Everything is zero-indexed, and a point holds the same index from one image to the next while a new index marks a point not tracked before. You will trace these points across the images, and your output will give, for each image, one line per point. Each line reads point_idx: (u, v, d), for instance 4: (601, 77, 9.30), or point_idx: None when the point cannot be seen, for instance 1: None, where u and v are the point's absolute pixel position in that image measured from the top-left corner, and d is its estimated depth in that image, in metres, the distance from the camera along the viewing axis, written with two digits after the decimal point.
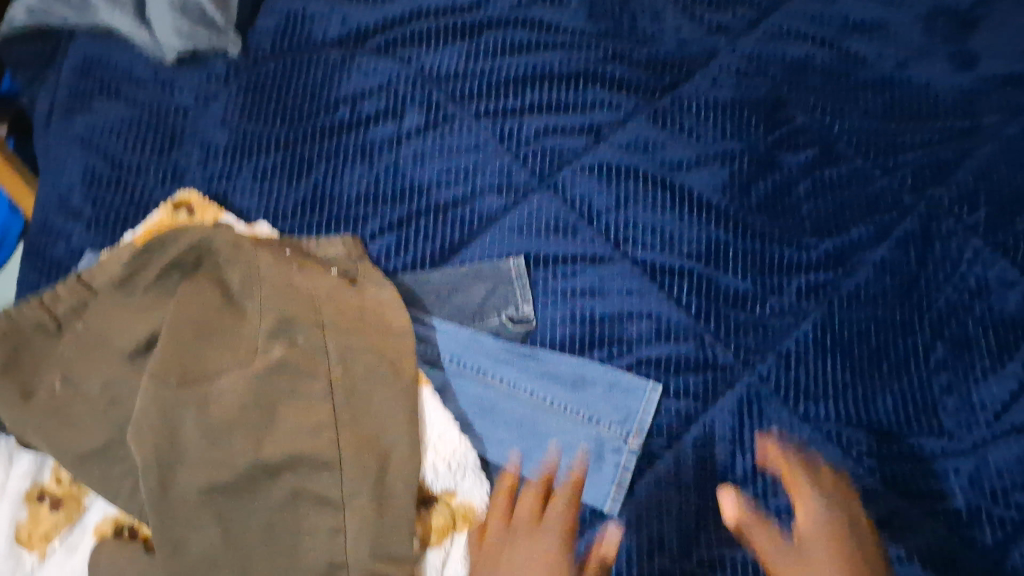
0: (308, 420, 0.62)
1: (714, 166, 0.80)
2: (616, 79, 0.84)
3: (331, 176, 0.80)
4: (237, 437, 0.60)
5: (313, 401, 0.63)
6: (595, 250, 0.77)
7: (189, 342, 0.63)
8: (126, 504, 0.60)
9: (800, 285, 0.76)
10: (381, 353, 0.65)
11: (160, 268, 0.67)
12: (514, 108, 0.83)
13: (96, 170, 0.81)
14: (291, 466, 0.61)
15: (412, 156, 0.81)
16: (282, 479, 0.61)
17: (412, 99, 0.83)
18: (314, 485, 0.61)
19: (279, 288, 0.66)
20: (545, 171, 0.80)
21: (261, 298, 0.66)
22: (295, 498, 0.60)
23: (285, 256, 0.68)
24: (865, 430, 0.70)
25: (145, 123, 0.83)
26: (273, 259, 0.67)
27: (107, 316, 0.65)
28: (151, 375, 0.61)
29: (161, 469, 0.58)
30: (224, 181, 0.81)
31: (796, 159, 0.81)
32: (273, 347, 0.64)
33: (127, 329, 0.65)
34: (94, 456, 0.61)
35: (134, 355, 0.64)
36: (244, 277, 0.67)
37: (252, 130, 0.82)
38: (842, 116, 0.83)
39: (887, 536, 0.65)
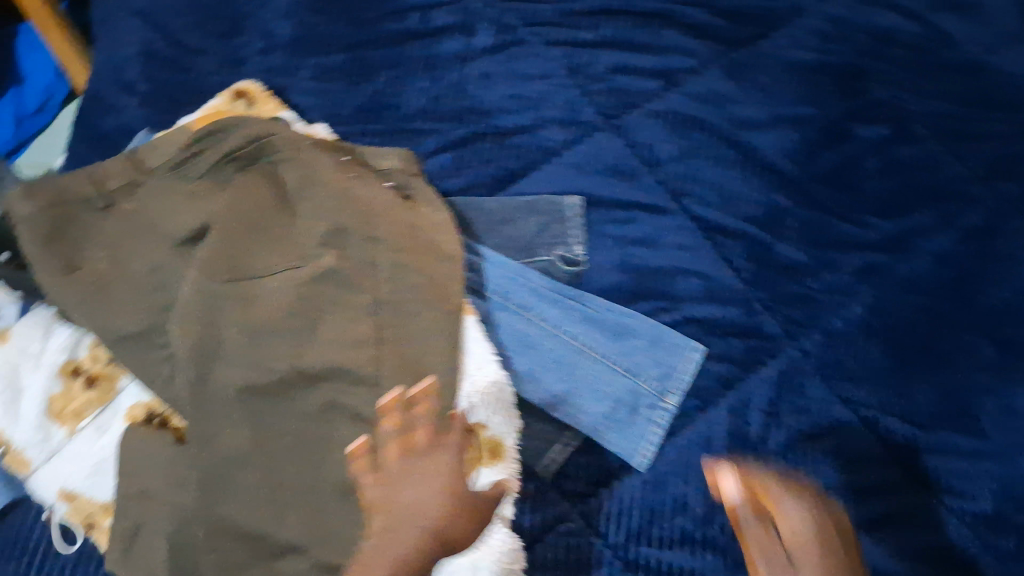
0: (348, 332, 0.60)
1: (784, 130, 0.78)
2: (696, 26, 0.82)
3: (393, 85, 0.78)
4: (278, 342, 0.59)
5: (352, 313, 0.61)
6: (652, 200, 0.76)
7: (239, 237, 0.62)
8: (159, 393, 0.60)
9: (855, 264, 0.74)
10: (430, 278, 0.63)
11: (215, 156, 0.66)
12: (587, 40, 0.80)
13: (155, 47, 0.79)
14: (328, 377, 0.59)
15: (477, 77, 0.78)
16: (318, 390, 0.59)
17: (484, 16, 0.80)
18: (349, 400, 0.59)
19: (337, 196, 0.64)
20: (612, 110, 0.78)
21: (316, 203, 0.64)
22: (328, 410, 0.59)
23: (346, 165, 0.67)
24: (900, 419, 0.69)
25: (207, 4, 0.81)
26: (335, 167, 0.66)
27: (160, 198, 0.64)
28: (199, 263, 0.60)
29: (200, 360, 0.58)
30: (283, 75, 0.78)
31: (867, 132, 0.78)
32: (324, 254, 0.62)
33: (178, 215, 0.63)
34: (133, 340, 0.60)
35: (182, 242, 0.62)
36: (300, 176, 0.65)
37: (317, 26, 0.80)
38: (919, 94, 0.80)
39: (909, 528, 0.65)
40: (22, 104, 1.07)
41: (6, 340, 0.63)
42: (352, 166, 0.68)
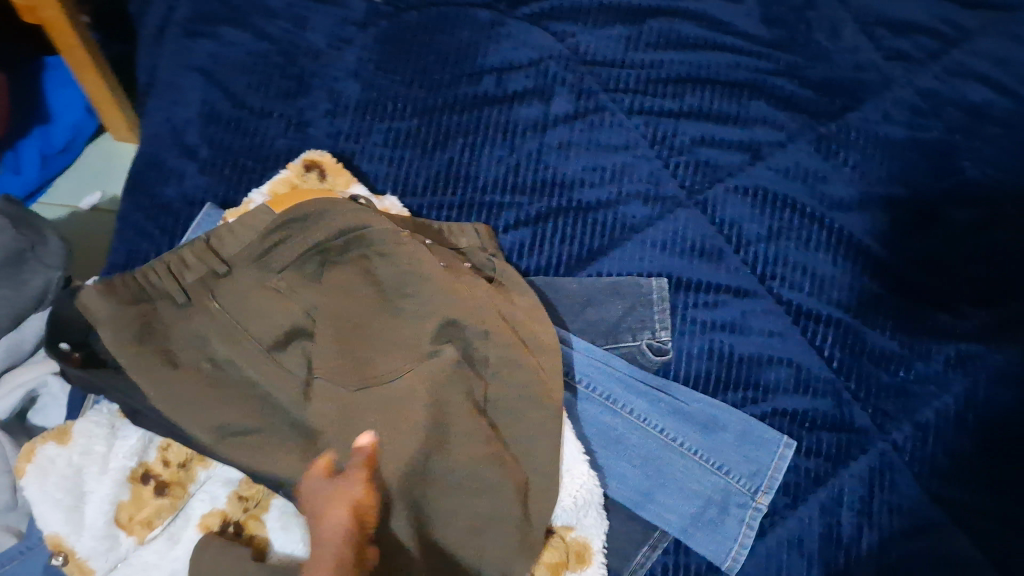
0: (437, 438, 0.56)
1: (875, 211, 0.75)
2: (783, 96, 0.78)
3: (468, 154, 0.74)
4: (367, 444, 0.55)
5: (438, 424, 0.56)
6: (739, 283, 0.72)
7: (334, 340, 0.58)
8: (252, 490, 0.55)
9: (949, 354, 0.69)
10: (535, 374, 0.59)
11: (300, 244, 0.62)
12: (670, 109, 0.77)
13: (217, 106, 0.75)
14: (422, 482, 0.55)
15: (556, 146, 0.75)
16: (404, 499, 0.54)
17: (563, 81, 0.77)
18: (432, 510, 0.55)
19: (437, 286, 0.61)
20: (696, 185, 0.75)
21: (418, 301, 0.61)
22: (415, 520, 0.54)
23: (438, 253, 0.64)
24: (1001, 520, 0.63)
25: (272, 61, 0.77)
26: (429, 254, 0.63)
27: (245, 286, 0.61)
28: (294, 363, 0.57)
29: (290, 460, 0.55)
30: (353, 140, 0.75)
31: (962, 214, 0.74)
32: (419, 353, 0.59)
33: (266, 309, 0.60)
34: (216, 439, 0.56)
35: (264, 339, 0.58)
36: (397, 271, 0.62)
37: (388, 88, 0.76)
38: (1015, 173, 0.76)
39: None
40: (50, 142, 1.00)
41: (69, 441, 0.59)
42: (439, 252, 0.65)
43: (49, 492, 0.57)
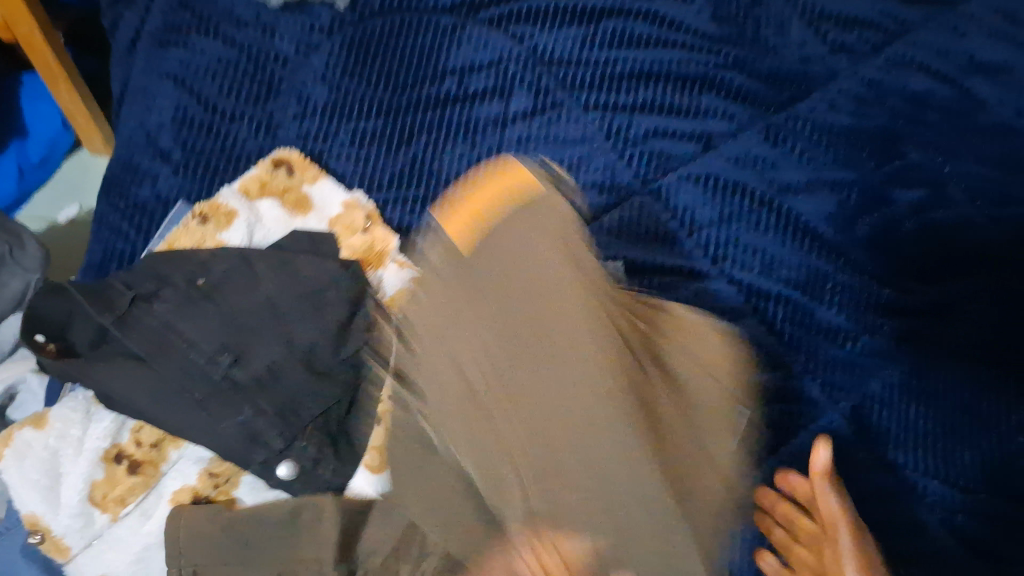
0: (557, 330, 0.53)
1: (823, 193, 0.78)
2: (734, 89, 0.81)
3: (431, 150, 0.77)
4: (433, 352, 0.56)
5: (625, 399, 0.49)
6: (692, 265, 0.75)
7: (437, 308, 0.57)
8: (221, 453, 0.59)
9: (895, 328, 0.73)
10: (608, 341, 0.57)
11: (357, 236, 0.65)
12: (625, 104, 0.80)
13: (189, 111, 0.78)
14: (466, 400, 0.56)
15: (516, 142, 0.78)
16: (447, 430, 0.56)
17: (521, 79, 0.80)
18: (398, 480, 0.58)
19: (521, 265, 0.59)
20: (649, 175, 0.78)
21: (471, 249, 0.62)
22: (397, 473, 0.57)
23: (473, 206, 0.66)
24: (942, 482, 0.67)
25: (242, 67, 0.80)
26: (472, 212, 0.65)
27: (224, 276, 0.63)
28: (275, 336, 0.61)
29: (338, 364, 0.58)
30: (319, 140, 0.78)
31: (904, 197, 0.78)
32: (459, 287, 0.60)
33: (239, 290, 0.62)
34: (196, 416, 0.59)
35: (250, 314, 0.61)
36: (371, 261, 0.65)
37: (355, 91, 0.79)
38: (955, 158, 0.80)
39: None
40: (27, 156, 1.02)
41: (44, 426, 0.60)
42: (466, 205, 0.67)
43: (25, 471, 0.58)
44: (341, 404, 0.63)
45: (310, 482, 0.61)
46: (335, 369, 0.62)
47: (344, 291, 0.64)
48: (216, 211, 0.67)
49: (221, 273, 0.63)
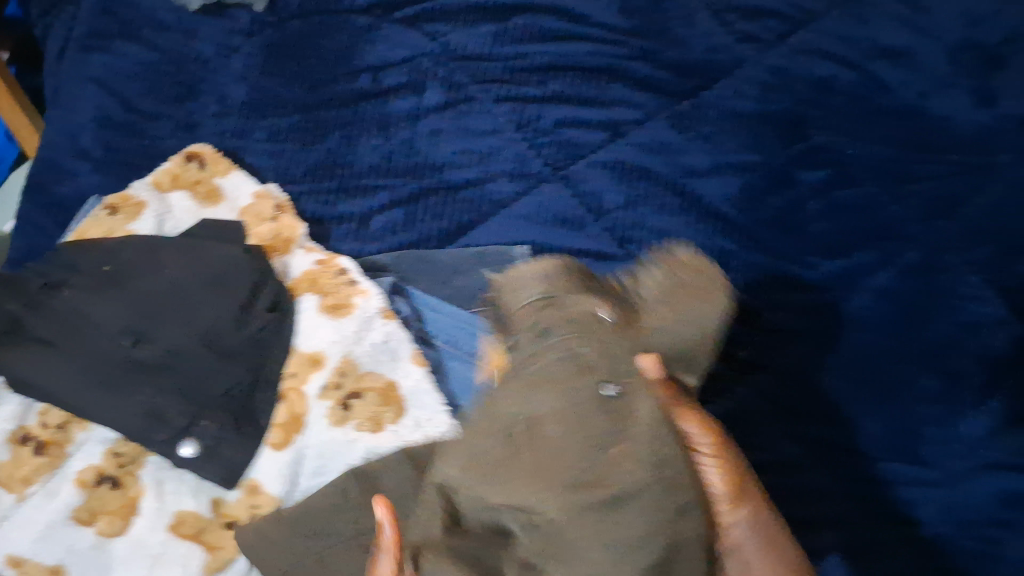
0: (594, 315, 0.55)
1: (727, 176, 0.80)
2: (641, 79, 0.85)
3: (346, 143, 0.80)
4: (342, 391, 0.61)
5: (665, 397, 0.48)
6: (601, 247, 0.76)
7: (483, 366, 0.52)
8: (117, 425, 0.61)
9: (800, 302, 0.75)
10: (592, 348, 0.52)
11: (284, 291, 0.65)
12: (535, 95, 0.82)
13: (110, 112, 0.81)
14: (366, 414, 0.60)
15: (428, 133, 0.80)
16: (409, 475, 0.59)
17: (434, 74, 0.82)
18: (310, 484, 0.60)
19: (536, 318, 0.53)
20: (559, 161, 0.80)
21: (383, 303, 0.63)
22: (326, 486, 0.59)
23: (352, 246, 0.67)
24: (846, 451, 0.68)
25: (163, 69, 0.83)
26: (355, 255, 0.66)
27: (129, 262, 0.66)
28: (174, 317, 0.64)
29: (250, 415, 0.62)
30: (237, 138, 0.80)
31: (809, 176, 0.81)
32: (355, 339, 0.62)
33: (145, 276, 0.65)
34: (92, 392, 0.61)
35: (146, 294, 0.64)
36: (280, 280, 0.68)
37: (273, 89, 0.82)
38: (858, 139, 0.83)
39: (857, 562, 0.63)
40: None
41: None
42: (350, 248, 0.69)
43: None
44: (244, 386, 0.64)
45: (213, 460, 0.61)
46: (235, 350, 0.65)
47: (245, 276, 0.67)
48: (126, 203, 0.71)
49: (126, 257, 0.66)
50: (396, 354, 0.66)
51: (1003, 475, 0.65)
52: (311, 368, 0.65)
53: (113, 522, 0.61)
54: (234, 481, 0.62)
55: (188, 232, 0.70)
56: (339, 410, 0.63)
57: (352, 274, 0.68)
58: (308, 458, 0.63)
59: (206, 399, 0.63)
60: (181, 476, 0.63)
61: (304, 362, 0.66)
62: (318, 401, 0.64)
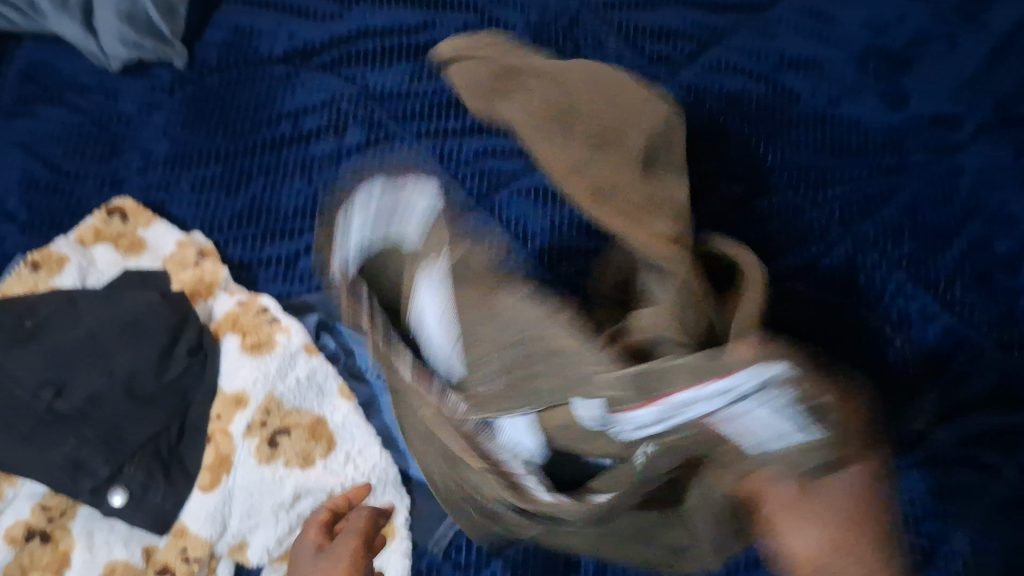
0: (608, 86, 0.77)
1: None
2: None
3: (270, 189, 0.81)
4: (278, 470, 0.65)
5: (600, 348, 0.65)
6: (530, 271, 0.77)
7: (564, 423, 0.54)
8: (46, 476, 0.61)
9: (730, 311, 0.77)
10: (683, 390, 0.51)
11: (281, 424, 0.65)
12: (455, 128, 0.83)
13: (35, 174, 0.81)
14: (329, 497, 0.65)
15: (351, 172, 0.81)
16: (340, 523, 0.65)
17: (355, 117, 0.84)
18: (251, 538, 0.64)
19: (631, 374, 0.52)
20: (483, 191, 0.81)
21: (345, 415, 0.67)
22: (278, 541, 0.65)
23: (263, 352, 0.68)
24: None
25: (86, 130, 0.84)
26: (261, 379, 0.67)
27: (49, 316, 0.66)
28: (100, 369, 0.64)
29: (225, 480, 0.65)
30: (162, 190, 0.82)
31: (728, 189, 0.83)
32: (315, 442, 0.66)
33: (67, 330, 0.65)
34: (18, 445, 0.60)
35: (69, 347, 0.64)
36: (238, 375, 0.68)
37: (193, 141, 0.83)
38: (774, 146, 0.85)
39: None
40: None
41: None
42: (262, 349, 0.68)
43: None
44: (171, 432, 0.66)
45: (141, 508, 0.62)
46: (157, 397, 0.66)
47: (164, 322, 0.67)
48: (48, 259, 0.71)
49: (45, 314, 0.66)
50: (319, 387, 0.68)
51: (927, 473, 0.69)
52: (235, 408, 0.67)
53: None
54: (165, 525, 0.63)
55: (112, 282, 0.71)
56: (265, 448, 0.65)
57: (272, 312, 0.70)
58: (237, 498, 0.64)
59: (131, 448, 0.63)
60: (111, 526, 0.63)
61: (227, 403, 0.67)
62: (243, 441, 0.65)
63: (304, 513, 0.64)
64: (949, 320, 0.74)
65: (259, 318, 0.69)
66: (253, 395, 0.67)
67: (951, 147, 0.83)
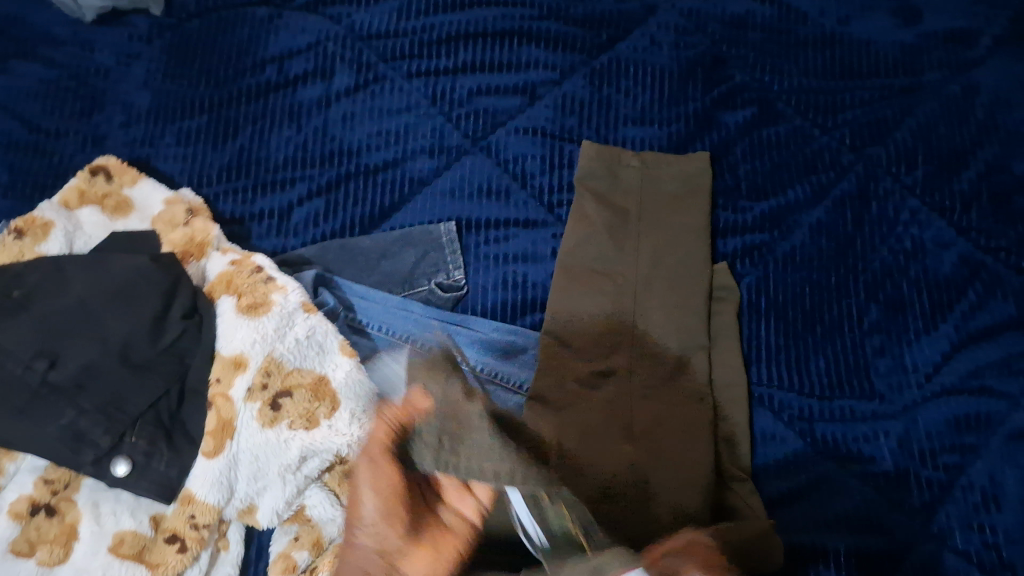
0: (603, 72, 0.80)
1: (652, 128, 0.79)
2: (552, 36, 0.82)
3: (258, 139, 0.79)
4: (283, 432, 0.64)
5: (594, 337, 0.68)
6: (529, 214, 0.75)
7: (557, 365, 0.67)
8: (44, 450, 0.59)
9: (737, 245, 0.75)
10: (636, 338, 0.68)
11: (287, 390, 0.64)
12: (447, 66, 0.80)
13: (14, 135, 0.78)
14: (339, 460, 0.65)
15: (341, 118, 0.79)
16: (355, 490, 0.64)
17: (342, 58, 0.81)
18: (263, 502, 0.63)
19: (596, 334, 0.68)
20: (478, 132, 0.78)
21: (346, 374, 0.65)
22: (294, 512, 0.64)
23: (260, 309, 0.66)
24: (797, 394, 0.69)
25: (64, 84, 0.81)
26: (260, 339, 0.65)
27: (37, 284, 0.64)
28: (95, 338, 0.63)
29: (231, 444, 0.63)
30: (147, 145, 0.79)
31: (734, 117, 0.79)
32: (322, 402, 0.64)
33: (55, 299, 0.63)
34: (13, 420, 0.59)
35: (60, 317, 0.62)
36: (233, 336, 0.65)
37: (176, 92, 0.81)
38: (782, 74, 0.81)
39: (825, 492, 0.64)
40: None
41: None
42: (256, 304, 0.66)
43: None
44: (171, 397, 0.65)
45: (146, 476, 0.61)
46: (154, 362, 0.64)
47: (157, 286, 0.65)
48: (32, 225, 0.68)
49: (34, 282, 0.64)
50: (319, 346, 0.66)
51: (955, 401, 0.66)
52: (235, 371, 0.64)
53: (53, 550, 0.59)
54: (171, 493, 0.62)
55: (101, 246, 0.69)
56: (269, 411, 0.64)
57: (268, 271, 0.68)
58: (243, 461, 0.63)
59: (130, 417, 0.62)
60: (116, 496, 0.62)
61: (227, 366, 0.64)
62: (245, 404, 0.64)
63: (311, 473, 0.64)
64: (965, 247, 0.72)
65: (255, 277, 0.67)
66: (252, 357, 0.64)
67: (966, 64, 0.80)
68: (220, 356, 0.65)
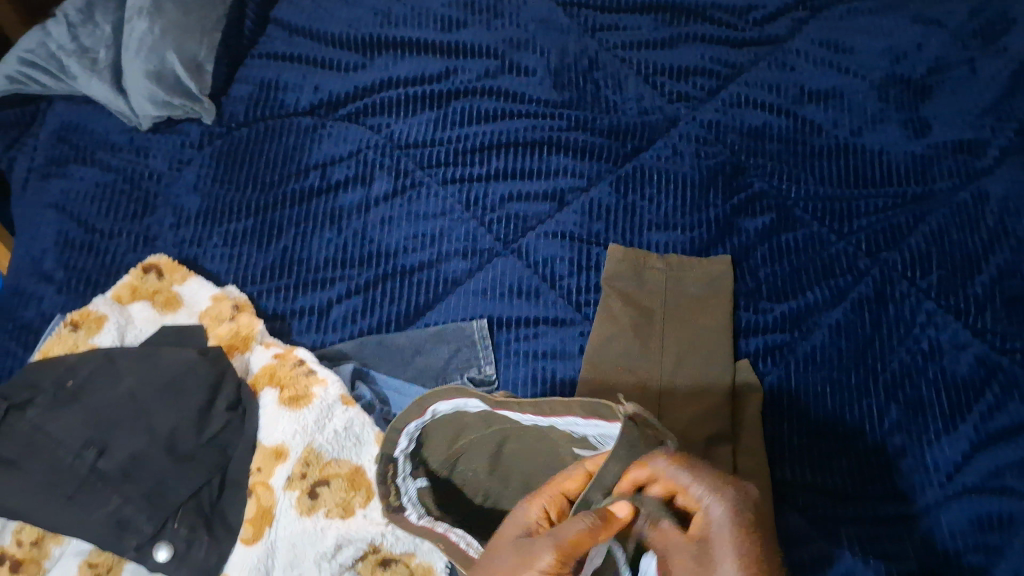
0: (628, 178, 0.84)
1: (676, 233, 0.82)
2: (579, 147, 0.86)
3: (301, 241, 0.83)
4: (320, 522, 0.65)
5: None
6: (557, 313, 0.79)
7: None
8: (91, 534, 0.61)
9: (760, 344, 0.77)
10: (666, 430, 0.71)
11: (326, 479, 0.67)
12: (480, 174, 0.85)
13: (71, 235, 0.83)
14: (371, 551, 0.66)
15: (380, 221, 0.83)
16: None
17: (381, 166, 0.86)
18: None
19: None
20: (509, 236, 0.82)
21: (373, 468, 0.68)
22: None
23: (301, 399, 0.70)
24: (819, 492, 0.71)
25: (119, 188, 0.86)
26: (302, 431, 0.68)
27: (92, 376, 0.67)
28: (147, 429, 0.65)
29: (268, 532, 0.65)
30: (194, 245, 0.83)
31: (753, 224, 0.83)
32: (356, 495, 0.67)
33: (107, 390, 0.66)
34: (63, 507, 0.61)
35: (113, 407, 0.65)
36: (273, 431, 0.69)
37: (224, 196, 0.86)
38: (799, 182, 0.85)
39: None
40: None
41: None
42: (295, 391, 0.70)
43: None
44: (212, 488, 0.67)
45: (186, 563, 0.63)
46: (198, 453, 0.67)
47: (204, 379, 0.69)
48: (87, 318, 0.73)
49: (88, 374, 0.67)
50: (357, 438, 0.69)
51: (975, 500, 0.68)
52: (276, 461, 0.67)
53: None
54: None
55: (152, 341, 0.73)
56: (306, 500, 0.66)
57: (309, 364, 0.71)
58: (280, 550, 0.65)
59: (173, 505, 0.64)
60: None
61: (268, 456, 0.68)
62: (285, 492, 0.66)
63: (346, 561, 0.65)
64: (980, 349, 0.74)
65: (295, 370, 0.71)
66: (293, 448, 0.67)
67: (976, 173, 0.83)
68: (264, 445, 0.68)
